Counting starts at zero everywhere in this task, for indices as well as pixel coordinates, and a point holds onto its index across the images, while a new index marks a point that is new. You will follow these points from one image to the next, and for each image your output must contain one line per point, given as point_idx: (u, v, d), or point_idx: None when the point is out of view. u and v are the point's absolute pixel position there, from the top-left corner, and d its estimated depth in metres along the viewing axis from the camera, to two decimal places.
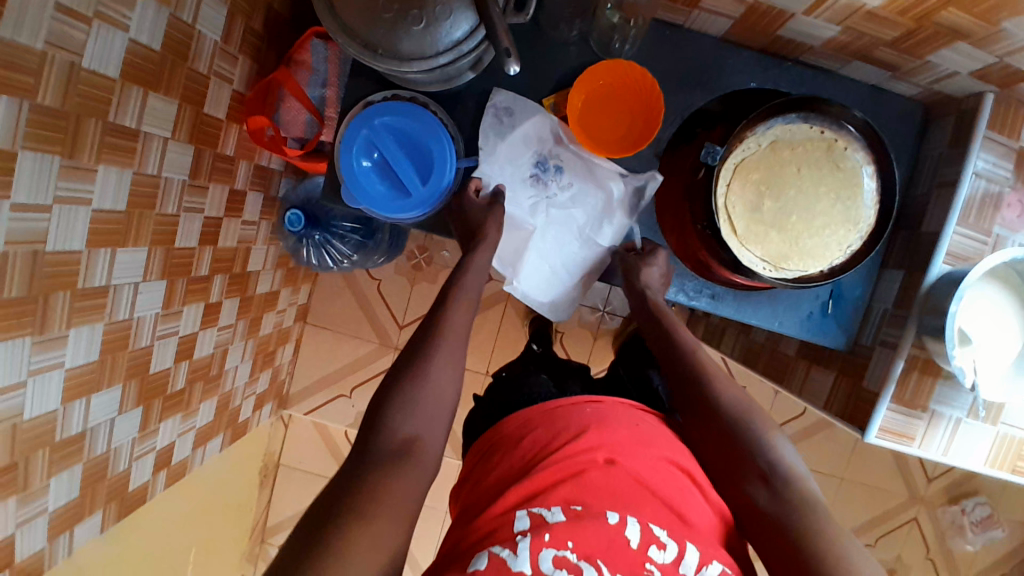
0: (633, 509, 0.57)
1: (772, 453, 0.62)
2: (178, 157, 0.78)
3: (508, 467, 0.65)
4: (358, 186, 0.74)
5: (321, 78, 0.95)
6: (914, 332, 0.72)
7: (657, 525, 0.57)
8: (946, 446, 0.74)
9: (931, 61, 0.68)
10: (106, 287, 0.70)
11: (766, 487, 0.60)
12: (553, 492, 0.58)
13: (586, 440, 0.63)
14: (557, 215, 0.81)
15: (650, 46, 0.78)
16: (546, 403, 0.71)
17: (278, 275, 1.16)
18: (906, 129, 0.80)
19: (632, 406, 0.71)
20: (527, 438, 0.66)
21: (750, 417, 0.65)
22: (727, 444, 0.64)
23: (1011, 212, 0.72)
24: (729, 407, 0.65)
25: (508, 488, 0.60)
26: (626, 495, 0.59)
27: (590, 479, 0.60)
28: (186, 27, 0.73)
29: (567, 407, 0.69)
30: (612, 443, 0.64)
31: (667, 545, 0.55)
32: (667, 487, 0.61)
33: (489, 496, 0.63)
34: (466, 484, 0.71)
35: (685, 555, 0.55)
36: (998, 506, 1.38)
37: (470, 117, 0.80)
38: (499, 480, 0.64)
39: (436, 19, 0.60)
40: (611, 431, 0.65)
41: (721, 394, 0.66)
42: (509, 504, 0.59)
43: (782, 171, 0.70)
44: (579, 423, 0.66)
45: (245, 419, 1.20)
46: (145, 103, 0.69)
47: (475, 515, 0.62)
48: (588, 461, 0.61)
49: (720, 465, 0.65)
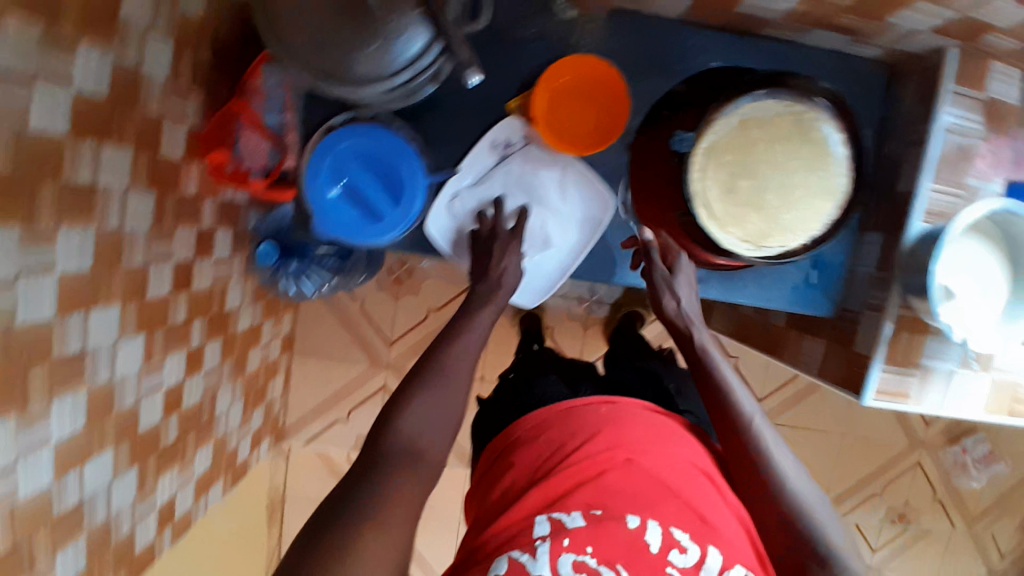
0: (652, 512, 0.61)
1: (820, 525, 0.62)
2: (140, 206, 0.75)
3: (522, 470, 0.68)
4: (328, 217, 0.71)
5: (278, 103, 0.90)
6: (899, 293, 0.73)
7: (678, 529, 0.60)
8: (942, 398, 0.76)
9: (892, 21, 0.68)
10: (83, 351, 0.67)
11: (818, 564, 0.61)
12: (573, 497, 0.61)
13: (603, 442, 0.67)
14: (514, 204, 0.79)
15: (611, 37, 0.78)
16: (559, 403, 0.74)
17: (258, 308, 1.13)
18: (871, 90, 0.81)
19: (646, 407, 0.74)
20: (543, 439, 0.70)
21: (804, 490, 0.64)
22: (778, 525, 0.63)
23: (983, 162, 0.73)
24: (784, 476, 0.65)
25: (525, 494, 0.64)
26: (646, 497, 0.62)
27: (610, 480, 0.63)
28: (132, 69, 0.71)
29: (583, 408, 0.72)
30: (629, 444, 0.67)
31: (688, 549, 0.59)
32: (687, 488, 0.64)
33: (507, 501, 0.66)
34: (478, 489, 0.74)
35: (706, 558, 0.59)
36: (998, 441, 1.42)
37: (438, 129, 0.78)
38: (517, 480, 0.67)
39: (391, 36, 0.58)
40: (628, 432, 0.69)
41: (773, 459, 0.66)
42: (531, 508, 0.62)
43: (753, 150, 0.70)
44: (595, 427, 0.69)
45: (244, 458, 1.17)
46: (99, 155, 0.66)
47: (489, 522, 0.66)
48: (608, 462, 0.65)
49: (772, 535, 0.64)
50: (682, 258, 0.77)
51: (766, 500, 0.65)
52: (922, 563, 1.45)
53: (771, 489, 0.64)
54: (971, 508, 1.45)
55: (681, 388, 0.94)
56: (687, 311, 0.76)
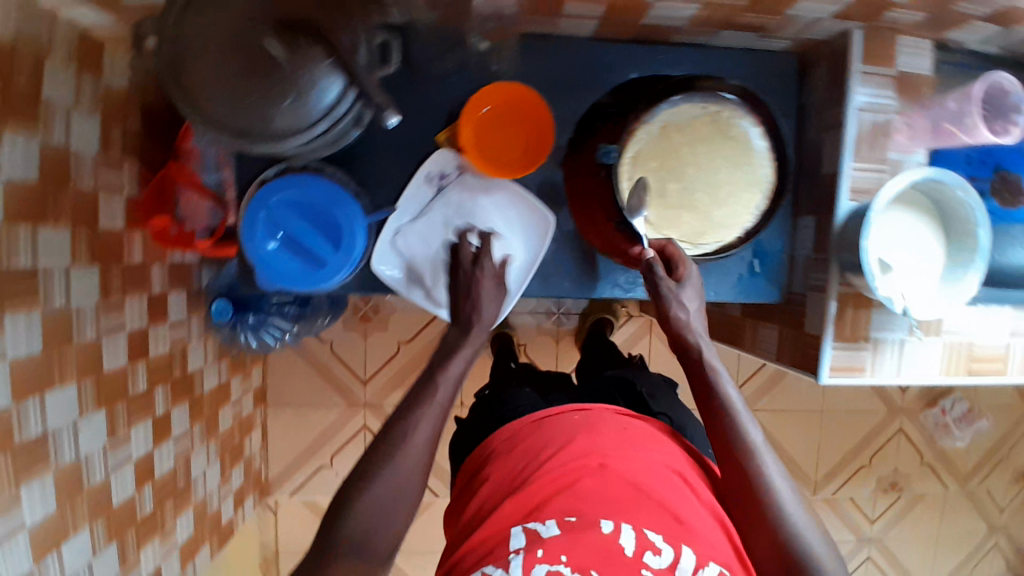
0: (628, 516, 0.59)
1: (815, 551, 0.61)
2: (85, 282, 0.75)
3: (495, 484, 0.66)
4: (270, 269, 0.72)
5: (213, 160, 0.88)
6: (837, 271, 0.75)
7: (653, 530, 0.58)
8: (897, 366, 0.78)
9: (791, 14, 0.71)
10: (44, 433, 0.68)
11: None
12: (548, 506, 0.60)
13: (576, 448, 0.65)
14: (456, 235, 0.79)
15: (529, 60, 0.80)
16: (534, 414, 0.74)
17: (224, 366, 1.13)
18: (787, 80, 0.83)
19: (622, 413, 0.73)
20: (519, 450, 0.68)
21: (799, 515, 0.63)
22: (775, 551, 0.61)
23: (901, 136, 0.76)
24: (785, 505, 0.63)
25: (501, 505, 0.62)
26: (621, 500, 0.60)
27: (584, 487, 0.61)
28: (60, 149, 0.71)
29: (557, 417, 0.71)
30: (603, 447, 0.65)
31: (662, 550, 0.57)
32: (663, 489, 0.62)
33: (484, 510, 0.65)
34: (459, 501, 0.73)
35: (681, 559, 0.57)
36: (975, 398, 1.44)
37: (372, 169, 0.79)
38: (491, 493, 0.66)
39: (304, 91, 0.59)
40: (601, 435, 0.67)
41: (774, 485, 0.63)
42: (505, 518, 0.61)
43: (677, 153, 0.72)
44: (568, 433, 0.68)
45: (229, 518, 1.16)
46: (36, 238, 0.67)
47: (465, 536, 0.65)
48: (582, 468, 0.63)
49: (763, 558, 0.63)
50: (690, 271, 0.71)
51: (762, 526, 0.63)
52: (920, 528, 1.47)
53: (770, 515, 0.62)
54: (959, 467, 1.47)
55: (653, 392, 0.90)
56: (695, 327, 0.70)
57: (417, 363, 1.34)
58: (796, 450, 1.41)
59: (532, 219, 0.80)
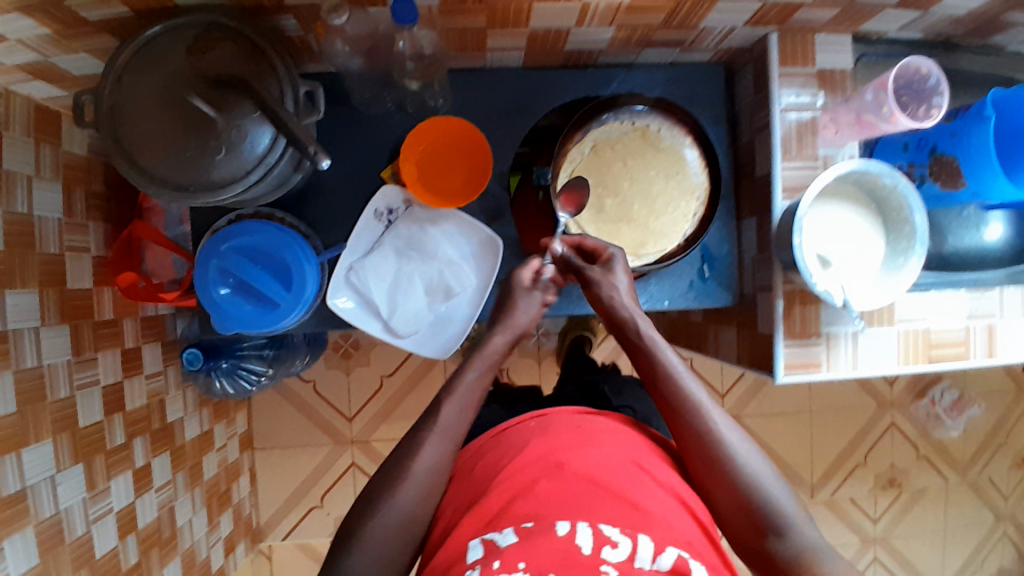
0: (584, 513, 0.57)
1: (773, 495, 0.63)
2: (56, 340, 0.77)
3: (457, 504, 0.65)
4: (224, 313, 0.74)
5: (176, 217, 0.95)
6: (781, 269, 0.77)
7: (608, 524, 0.57)
8: (852, 360, 0.78)
9: (706, 26, 0.73)
10: (23, 490, 0.70)
11: (781, 539, 0.61)
12: (506, 514, 0.59)
13: (530, 454, 0.64)
14: (412, 268, 0.82)
15: (465, 92, 0.83)
16: (492, 429, 0.73)
17: (206, 414, 1.15)
18: (717, 89, 0.86)
19: (577, 412, 0.71)
20: (478, 467, 0.67)
21: (754, 464, 0.64)
22: (738, 505, 0.63)
23: (828, 131, 0.78)
24: (739, 458, 0.64)
25: (460, 524, 0.61)
26: (577, 499, 0.59)
27: (540, 490, 0.60)
28: (24, 216, 0.74)
29: (513, 428, 0.70)
30: (557, 450, 0.64)
31: (620, 542, 0.55)
32: (620, 483, 0.61)
33: (446, 531, 0.64)
34: None
35: (639, 549, 0.55)
36: (964, 385, 1.43)
37: (324, 210, 0.83)
38: (453, 514, 0.65)
39: (235, 142, 0.62)
40: (553, 438, 0.65)
41: (727, 440, 0.65)
42: (465, 535, 0.60)
43: (611, 169, 0.75)
44: (523, 441, 0.66)
45: (220, 566, 1.16)
46: (4, 302, 0.70)
47: (429, 557, 0.64)
48: (536, 472, 0.62)
49: (727, 513, 0.64)
50: (614, 251, 0.73)
51: (721, 482, 0.64)
52: (924, 523, 1.44)
53: (727, 470, 0.64)
54: (957, 456, 1.45)
55: (618, 390, 0.92)
56: (627, 305, 0.72)
57: (400, 396, 1.36)
58: (788, 453, 1.40)
59: (480, 245, 0.83)
